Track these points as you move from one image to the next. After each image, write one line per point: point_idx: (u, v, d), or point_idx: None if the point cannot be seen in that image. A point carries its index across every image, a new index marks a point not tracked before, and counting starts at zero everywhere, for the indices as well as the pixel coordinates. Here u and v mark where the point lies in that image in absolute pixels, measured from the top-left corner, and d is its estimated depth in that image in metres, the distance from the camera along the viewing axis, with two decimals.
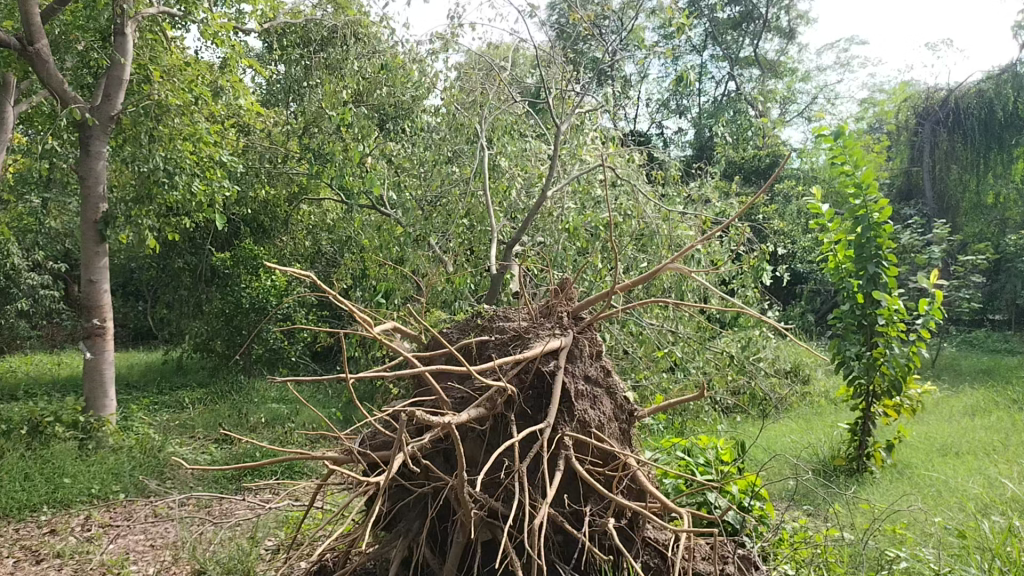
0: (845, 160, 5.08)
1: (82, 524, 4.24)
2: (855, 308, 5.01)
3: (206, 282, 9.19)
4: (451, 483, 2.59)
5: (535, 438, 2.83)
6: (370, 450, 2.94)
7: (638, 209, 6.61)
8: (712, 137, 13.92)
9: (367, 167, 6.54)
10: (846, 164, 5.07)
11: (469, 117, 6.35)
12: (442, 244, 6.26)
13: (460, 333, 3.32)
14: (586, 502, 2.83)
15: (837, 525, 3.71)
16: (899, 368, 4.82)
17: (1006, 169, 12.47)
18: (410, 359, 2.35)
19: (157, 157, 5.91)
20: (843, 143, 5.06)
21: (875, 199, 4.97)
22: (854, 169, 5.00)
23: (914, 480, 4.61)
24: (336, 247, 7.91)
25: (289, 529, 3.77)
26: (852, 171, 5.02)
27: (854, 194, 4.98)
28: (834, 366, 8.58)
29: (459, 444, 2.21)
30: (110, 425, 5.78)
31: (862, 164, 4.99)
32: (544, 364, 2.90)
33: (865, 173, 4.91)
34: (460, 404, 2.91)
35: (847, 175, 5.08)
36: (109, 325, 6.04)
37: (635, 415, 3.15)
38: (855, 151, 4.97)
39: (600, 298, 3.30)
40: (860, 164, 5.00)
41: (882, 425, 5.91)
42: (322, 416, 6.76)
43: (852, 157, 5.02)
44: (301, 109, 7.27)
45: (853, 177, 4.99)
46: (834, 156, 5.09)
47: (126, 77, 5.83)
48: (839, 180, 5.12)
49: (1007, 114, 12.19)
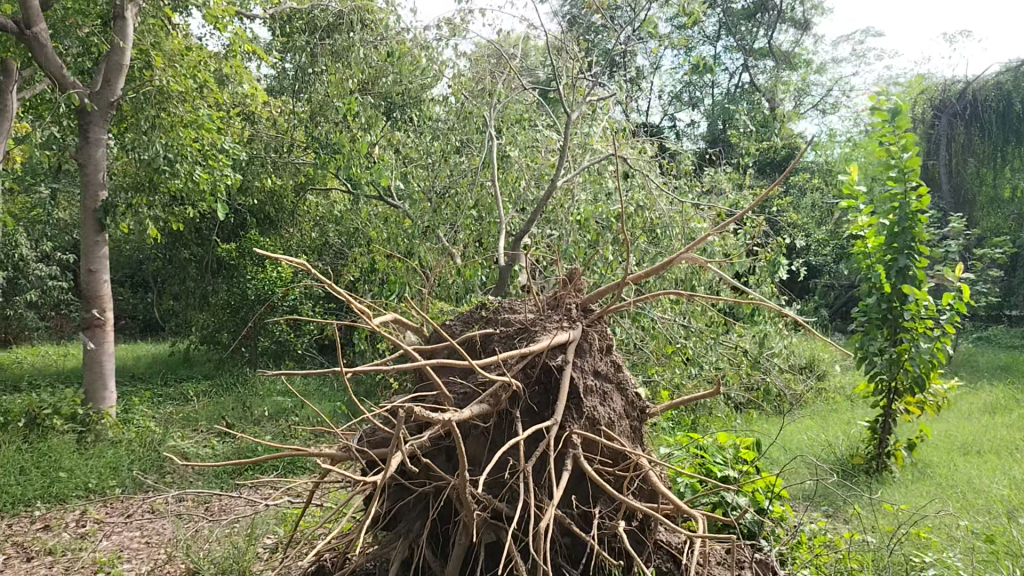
0: (891, 141, 4.91)
1: (76, 520, 4.14)
2: (880, 301, 4.86)
3: (212, 274, 9.05)
4: (453, 482, 2.45)
5: (542, 436, 2.69)
6: (369, 447, 2.80)
7: (651, 200, 6.45)
8: (725, 129, 13.71)
9: (373, 157, 6.39)
10: (892, 146, 4.90)
11: (478, 107, 6.22)
12: (450, 236, 6.11)
13: (463, 325, 3.17)
14: (595, 503, 2.69)
15: (857, 528, 3.56)
16: (924, 365, 4.65)
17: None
18: (410, 352, 2.21)
19: (158, 145, 5.81)
20: (897, 123, 4.85)
21: (916, 188, 4.82)
22: (900, 152, 4.83)
23: (936, 480, 4.46)
24: (343, 239, 7.80)
25: (288, 527, 3.65)
26: (897, 153, 4.86)
27: (895, 178, 4.84)
28: (851, 363, 8.40)
29: (460, 443, 2.08)
30: (110, 417, 5.68)
31: (910, 148, 4.83)
32: (551, 358, 2.76)
33: (911, 157, 4.75)
34: (463, 399, 2.77)
35: (888, 158, 4.92)
36: (109, 316, 5.94)
37: (646, 412, 3.01)
38: (905, 133, 4.82)
39: (609, 290, 3.15)
40: (908, 147, 4.84)
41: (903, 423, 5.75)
42: (328, 410, 6.65)
43: (901, 139, 4.86)
44: (308, 98, 7.06)
45: (897, 160, 4.84)
46: (881, 135, 4.92)
47: (125, 62, 5.73)
48: (881, 162, 4.95)
49: None
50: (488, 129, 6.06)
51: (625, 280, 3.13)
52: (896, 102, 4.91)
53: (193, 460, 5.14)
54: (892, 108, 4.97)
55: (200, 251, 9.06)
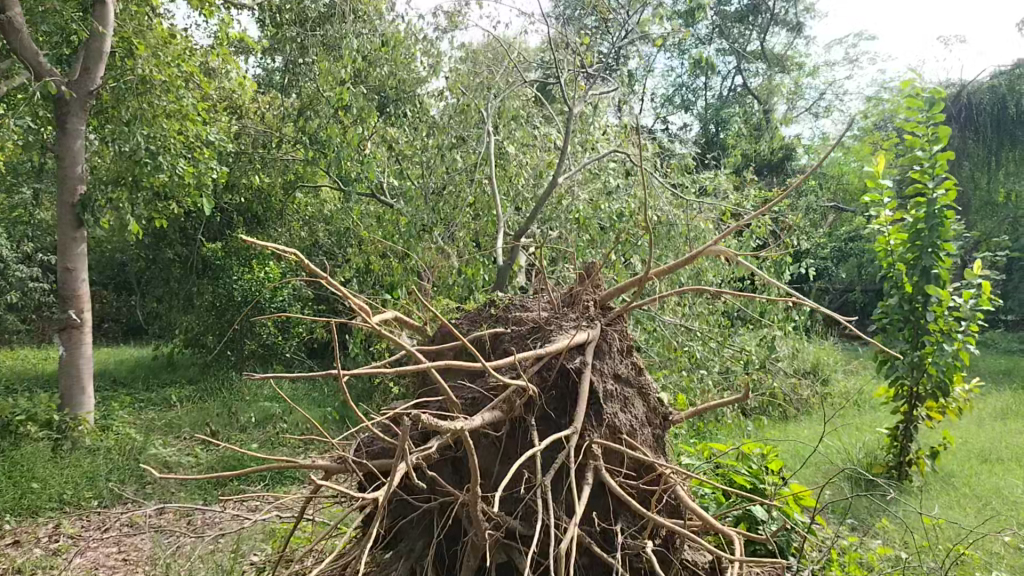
0: (918, 134, 4.74)
1: (48, 534, 3.86)
2: (903, 301, 4.73)
3: (197, 275, 8.74)
4: (462, 498, 2.21)
5: (559, 446, 2.45)
6: (367, 458, 2.56)
7: (654, 196, 6.11)
8: (719, 131, 13.47)
9: (367, 153, 6.11)
10: (920, 139, 4.74)
11: (475, 100, 5.90)
12: (447, 235, 5.84)
13: (470, 324, 2.94)
14: (618, 519, 2.45)
15: (889, 543, 3.35)
16: (948, 369, 4.48)
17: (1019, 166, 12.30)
18: (416, 352, 1.97)
19: (139, 136, 5.52)
20: (933, 115, 4.66)
21: (944, 183, 4.66)
22: (930, 145, 4.68)
23: (961, 490, 4.25)
24: (334, 240, 7.56)
25: (277, 542, 3.38)
26: (926, 146, 4.71)
27: (922, 173, 4.69)
28: (853, 367, 8.19)
29: (474, 455, 1.84)
30: (87, 423, 5.39)
31: (940, 142, 4.67)
32: (569, 359, 2.52)
33: (941, 151, 4.59)
34: (472, 406, 2.52)
35: (916, 152, 4.76)
36: (87, 317, 5.65)
37: (670, 419, 2.77)
38: (936, 125, 4.65)
39: (629, 287, 2.92)
40: (939, 140, 4.67)
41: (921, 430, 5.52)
42: (317, 416, 6.37)
43: (931, 132, 4.70)
44: (298, 91, 6.78)
45: (926, 153, 4.69)
46: (909, 126, 4.75)
47: (105, 49, 5.45)
48: (909, 154, 4.80)
49: (1019, 110, 11.78)
50: (485, 126, 5.79)
51: (646, 277, 2.91)
52: (932, 92, 4.71)
53: (174, 469, 4.85)
54: (929, 98, 4.78)
55: (184, 251, 8.76)
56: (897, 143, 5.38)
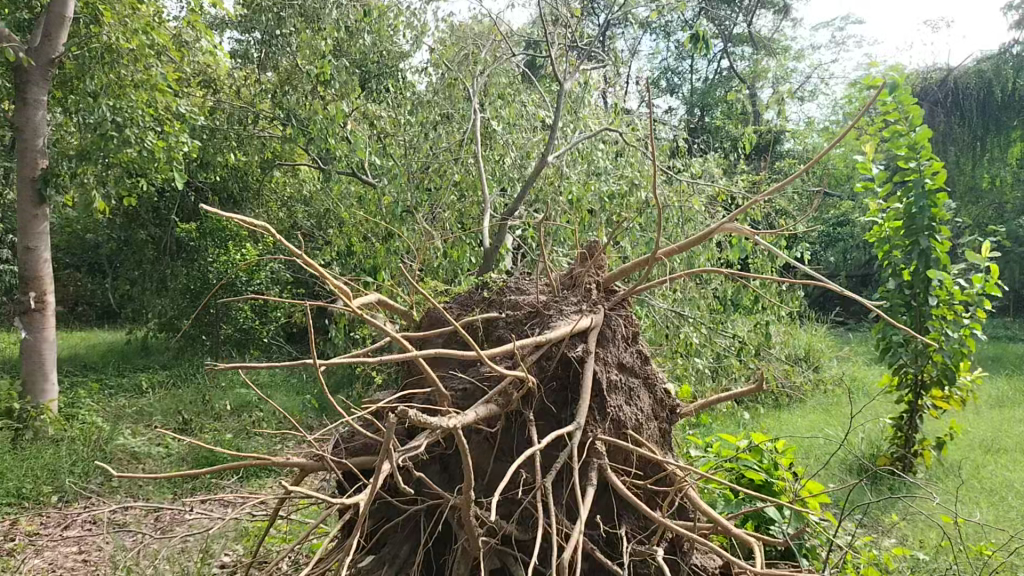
0: (898, 117, 4.55)
1: (4, 532, 3.60)
2: (903, 287, 4.54)
3: (170, 257, 8.42)
4: (453, 500, 1.98)
5: (560, 444, 2.24)
6: (346, 455, 2.33)
7: (647, 176, 5.85)
8: (706, 114, 13.25)
9: (348, 130, 5.79)
10: (900, 122, 4.55)
11: (462, 75, 5.63)
12: (431, 217, 5.49)
13: (463, 310, 2.72)
14: (622, 522, 2.23)
15: (901, 543, 3.17)
16: (954, 355, 4.30)
17: (1003, 152, 11.98)
18: (403, 337, 1.72)
19: (105, 107, 5.21)
20: (898, 98, 4.46)
21: (932, 165, 4.45)
22: (909, 129, 4.49)
23: (970, 484, 4.09)
24: (314, 222, 7.29)
25: (250, 542, 3.16)
26: (907, 130, 4.51)
27: (907, 158, 4.49)
28: (844, 354, 8.02)
29: (469, 457, 1.60)
30: (50, 412, 5.12)
31: (919, 124, 4.49)
32: (570, 348, 2.30)
33: (920, 133, 4.40)
34: (463, 398, 2.30)
35: (898, 135, 4.57)
36: (49, 300, 5.35)
37: (677, 412, 2.56)
38: (911, 106, 4.45)
39: (635, 268, 2.70)
40: (917, 122, 4.48)
41: (930, 421, 5.39)
42: (294, 404, 6.11)
43: (908, 115, 4.51)
44: (275, 65, 6.48)
45: (907, 138, 4.50)
46: (886, 111, 4.56)
47: (68, 14, 5.11)
48: (889, 139, 4.60)
49: (1006, 95, 11.63)
50: (471, 102, 5.51)
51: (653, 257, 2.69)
52: (898, 73, 4.52)
53: (142, 461, 4.60)
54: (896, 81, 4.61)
55: (158, 232, 8.47)
56: (882, 127, 5.18)
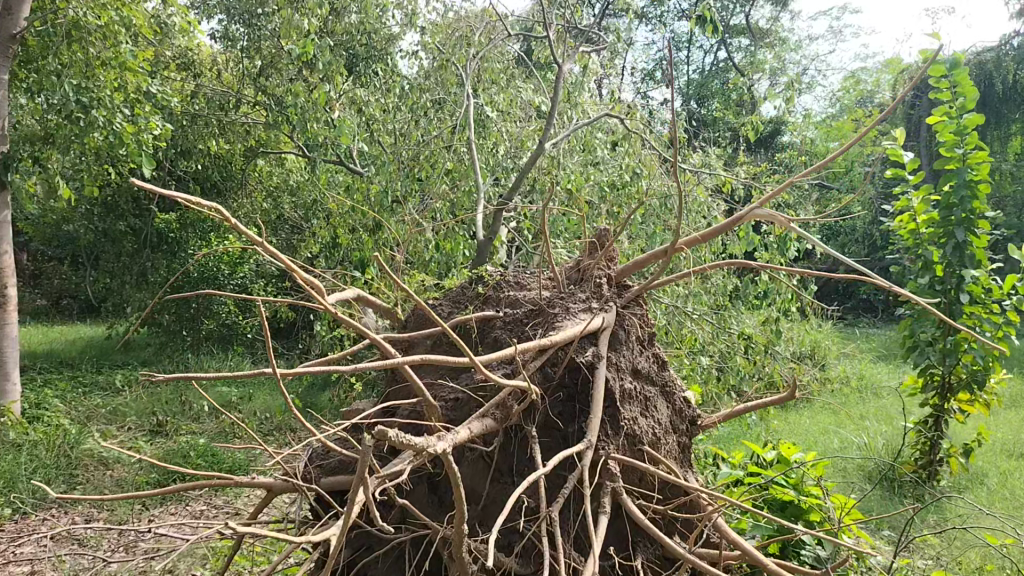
0: (947, 96, 4.20)
1: None
2: (933, 283, 4.23)
3: (150, 249, 8.10)
4: (444, 531, 1.69)
5: (569, 463, 1.94)
6: (320, 476, 2.05)
7: (649, 165, 5.55)
8: (702, 105, 12.92)
9: (333, 116, 5.46)
10: (949, 102, 4.21)
11: (453, 56, 5.31)
12: (421, 207, 5.10)
13: (455, 308, 2.43)
14: (638, 553, 1.94)
15: (941, 565, 2.92)
16: (986, 357, 3.98)
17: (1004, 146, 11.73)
18: (383, 338, 1.39)
19: (70, 87, 4.89)
20: (954, 78, 4.09)
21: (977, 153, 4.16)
22: (959, 111, 4.15)
23: (996, 499, 3.85)
24: (300, 213, 6.96)
25: (219, 564, 2.86)
26: (954, 113, 4.18)
27: (950, 144, 4.16)
28: (849, 351, 7.72)
29: (462, 487, 1.26)
30: (12, 413, 4.82)
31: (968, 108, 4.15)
32: (579, 352, 2.01)
33: (972, 117, 4.06)
34: (453, 409, 2.00)
35: (945, 117, 4.23)
36: (11, 296, 5.04)
37: (698, 424, 2.26)
38: (966, 86, 4.07)
39: (652, 260, 2.39)
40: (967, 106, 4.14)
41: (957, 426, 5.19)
42: (276, 404, 5.80)
43: (958, 94, 4.15)
44: (257, 45, 6.13)
45: (955, 121, 4.16)
46: (935, 90, 4.20)
47: None
48: (934, 121, 4.26)
49: (1006, 87, 11.14)
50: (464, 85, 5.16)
51: (671, 249, 2.37)
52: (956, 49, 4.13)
53: (109, 468, 4.33)
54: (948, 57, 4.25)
55: (138, 223, 8.12)
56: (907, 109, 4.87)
